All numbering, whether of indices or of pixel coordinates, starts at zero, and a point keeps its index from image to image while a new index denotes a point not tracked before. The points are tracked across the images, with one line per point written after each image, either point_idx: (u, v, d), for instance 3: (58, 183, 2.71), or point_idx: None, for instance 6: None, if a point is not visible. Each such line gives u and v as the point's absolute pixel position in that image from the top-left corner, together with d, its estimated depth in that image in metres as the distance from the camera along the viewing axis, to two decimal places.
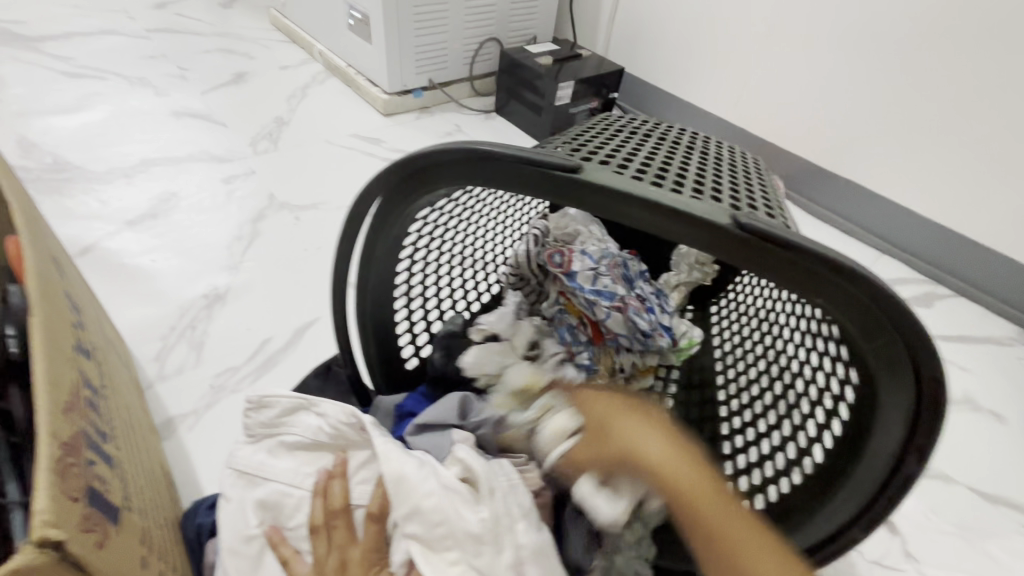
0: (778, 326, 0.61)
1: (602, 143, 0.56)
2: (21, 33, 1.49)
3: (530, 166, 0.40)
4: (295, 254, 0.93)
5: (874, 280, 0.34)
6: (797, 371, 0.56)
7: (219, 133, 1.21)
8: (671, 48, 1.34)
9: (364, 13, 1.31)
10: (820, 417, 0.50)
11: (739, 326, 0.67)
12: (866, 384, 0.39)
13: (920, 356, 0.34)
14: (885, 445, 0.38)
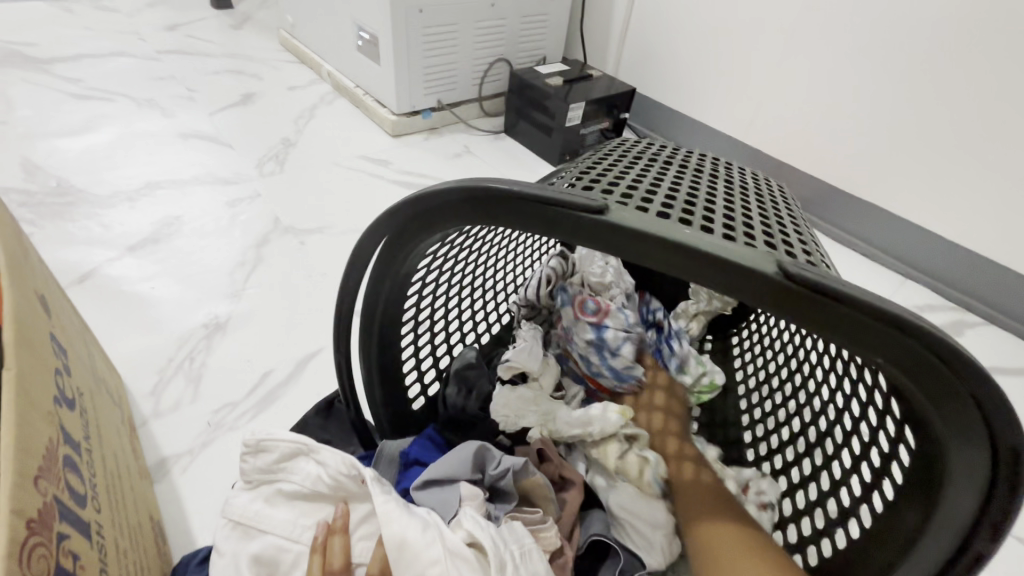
0: (810, 367, 0.58)
1: (621, 172, 0.52)
2: (31, 55, 1.49)
3: (547, 205, 0.37)
4: (299, 280, 0.90)
5: (947, 341, 0.30)
6: (835, 420, 0.53)
7: (225, 154, 1.19)
8: (683, 68, 1.32)
9: (372, 34, 1.30)
10: (865, 475, 0.47)
11: (766, 362, 0.64)
12: (931, 451, 0.35)
13: (997, 425, 0.30)
14: (953, 523, 0.34)
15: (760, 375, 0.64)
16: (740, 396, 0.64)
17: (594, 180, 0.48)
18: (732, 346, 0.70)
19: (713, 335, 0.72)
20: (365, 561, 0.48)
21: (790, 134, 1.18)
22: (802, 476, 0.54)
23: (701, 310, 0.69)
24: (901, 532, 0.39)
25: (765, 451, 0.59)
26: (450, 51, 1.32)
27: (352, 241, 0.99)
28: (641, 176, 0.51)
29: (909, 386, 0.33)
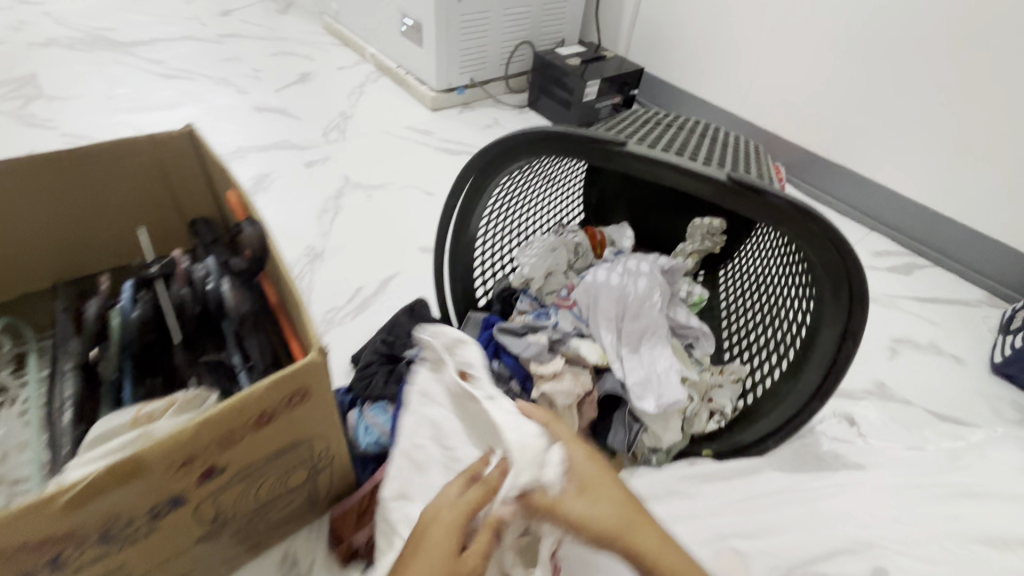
0: (769, 278, 0.80)
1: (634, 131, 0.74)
2: (116, 39, 1.71)
3: (595, 143, 0.59)
4: (373, 223, 1.13)
5: (828, 220, 0.52)
6: (779, 307, 0.75)
7: (295, 125, 1.41)
8: (685, 49, 1.51)
9: (416, 20, 1.50)
10: (793, 332, 0.69)
11: (741, 282, 0.85)
12: (819, 291, 0.58)
13: (848, 260, 0.53)
14: (832, 329, 0.56)
15: (736, 291, 0.85)
16: (721, 308, 0.86)
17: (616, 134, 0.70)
18: (720, 276, 0.90)
19: (705, 271, 0.92)
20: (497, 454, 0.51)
21: (775, 107, 1.38)
22: (757, 349, 0.75)
23: (696, 248, 0.86)
24: (807, 350, 0.61)
25: (735, 339, 0.80)
26: (482, 34, 1.52)
27: (409, 196, 1.22)
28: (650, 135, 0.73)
29: (806, 248, 0.56)
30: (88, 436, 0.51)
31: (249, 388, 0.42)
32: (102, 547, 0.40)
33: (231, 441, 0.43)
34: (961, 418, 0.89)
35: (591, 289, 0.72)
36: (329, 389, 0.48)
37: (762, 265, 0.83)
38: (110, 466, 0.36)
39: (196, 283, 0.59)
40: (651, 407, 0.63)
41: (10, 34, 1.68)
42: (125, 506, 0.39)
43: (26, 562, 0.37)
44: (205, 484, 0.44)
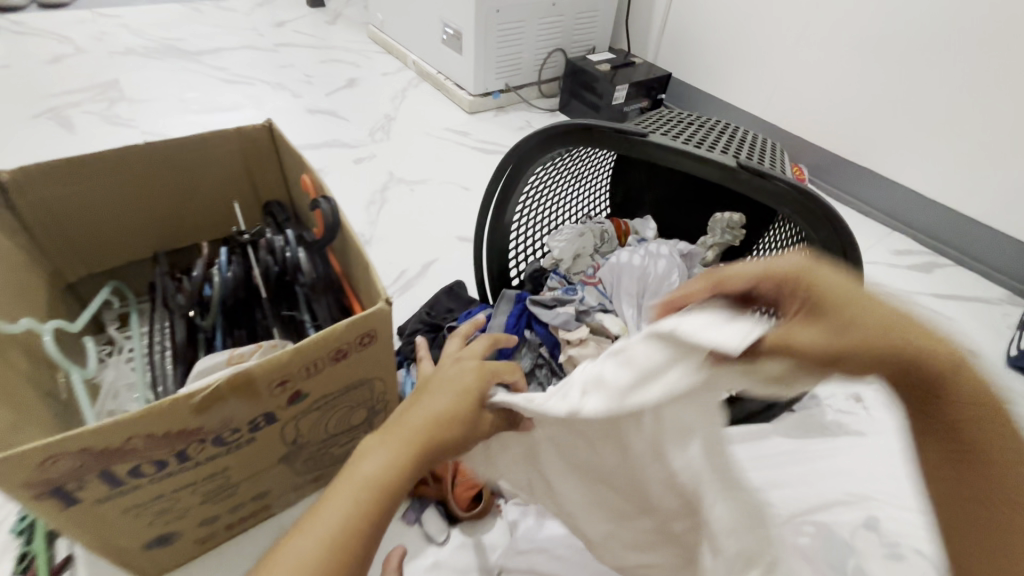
0: None
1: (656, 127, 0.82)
2: (185, 49, 1.88)
3: (620, 134, 0.67)
4: (415, 214, 1.24)
5: (825, 201, 0.60)
6: None
7: (344, 125, 1.54)
8: (712, 55, 1.58)
9: (456, 29, 1.61)
10: None
11: None
12: None
13: (843, 233, 0.59)
14: None
15: None
16: None
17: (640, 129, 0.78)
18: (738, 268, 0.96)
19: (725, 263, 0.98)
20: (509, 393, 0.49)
21: (799, 110, 1.43)
22: None
23: (716, 241, 0.92)
24: None
25: None
26: (518, 42, 1.62)
27: (448, 191, 1.33)
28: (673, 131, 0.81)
29: (807, 225, 0.62)
30: (195, 368, 0.62)
31: (333, 326, 0.52)
32: (216, 447, 0.51)
33: (315, 369, 0.53)
34: None
35: (614, 269, 0.80)
36: (391, 334, 0.58)
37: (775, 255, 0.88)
38: (232, 376, 0.46)
39: (276, 252, 0.69)
40: None
41: (93, 43, 1.87)
42: (236, 414, 0.49)
43: (165, 450, 0.47)
44: (293, 406, 0.54)
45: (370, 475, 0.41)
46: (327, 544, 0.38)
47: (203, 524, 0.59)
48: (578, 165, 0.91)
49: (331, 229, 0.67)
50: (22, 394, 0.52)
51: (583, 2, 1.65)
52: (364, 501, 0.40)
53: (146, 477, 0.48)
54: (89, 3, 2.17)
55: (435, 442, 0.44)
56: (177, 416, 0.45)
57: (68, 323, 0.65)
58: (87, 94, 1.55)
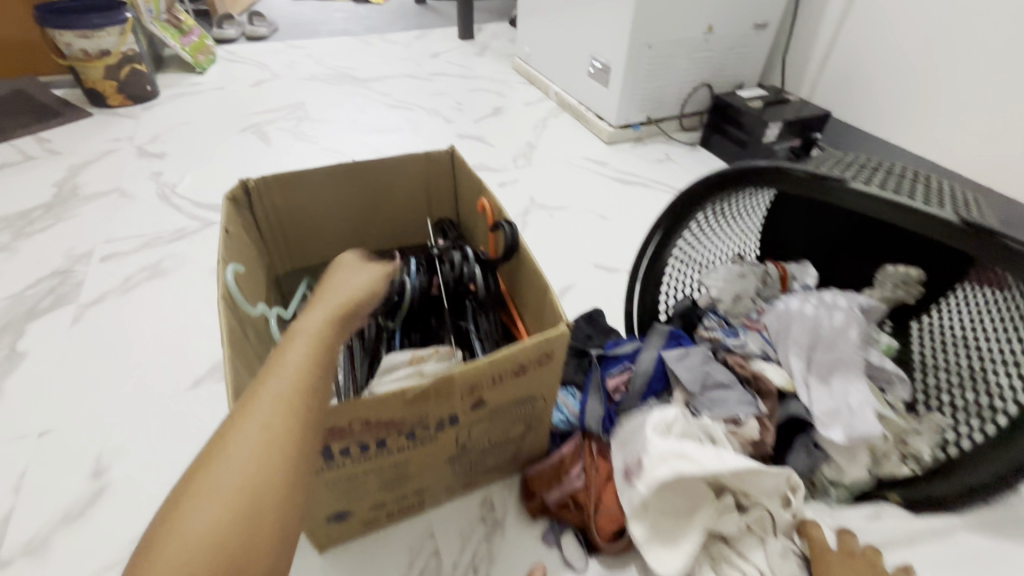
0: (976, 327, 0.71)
1: (843, 164, 0.77)
2: (356, 76, 2.14)
3: (817, 178, 0.65)
4: (555, 239, 1.28)
5: None
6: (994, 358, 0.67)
7: (489, 151, 1.64)
8: (882, 95, 1.47)
9: (604, 63, 1.64)
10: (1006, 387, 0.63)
11: (943, 327, 0.77)
12: None
13: None
14: None
15: (934, 339, 0.77)
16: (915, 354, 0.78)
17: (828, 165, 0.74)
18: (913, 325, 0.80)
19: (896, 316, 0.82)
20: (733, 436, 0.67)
21: (987, 159, 1.28)
22: (956, 404, 0.70)
23: (885, 295, 0.79)
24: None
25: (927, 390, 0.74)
26: (666, 76, 1.63)
27: (585, 219, 1.35)
28: (864, 171, 0.75)
29: None
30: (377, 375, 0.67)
31: (522, 342, 0.55)
32: (408, 440, 0.56)
33: (500, 381, 0.57)
34: None
35: (783, 316, 0.75)
36: (564, 357, 0.60)
37: (962, 311, 0.74)
38: (439, 377, 0.51)
39: (454, 266, 0.75)
40: (839, 437, 0.66)
41: (285, 70, 2.19)
42: (433, 412, 0.54)
43: (372, 435, 0.53)
44: (474, 412, 0.58)
45: (302, 365, 0.43)
46: (283, 423, 0.39)
47: (374, 507, 0.65)
48: (746, 208, 0.88)
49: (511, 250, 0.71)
50: (253, 365, 0.62)
51: (738, 38, 1.62)
52: (303, 381, 0.42)
53: (351, 457, 0.54)
54: (283, 37, 2.55)
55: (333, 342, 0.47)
56: (393, 405, 0.50)
57: (284, 311, 0.75)
58: (279, 113, 1.81)
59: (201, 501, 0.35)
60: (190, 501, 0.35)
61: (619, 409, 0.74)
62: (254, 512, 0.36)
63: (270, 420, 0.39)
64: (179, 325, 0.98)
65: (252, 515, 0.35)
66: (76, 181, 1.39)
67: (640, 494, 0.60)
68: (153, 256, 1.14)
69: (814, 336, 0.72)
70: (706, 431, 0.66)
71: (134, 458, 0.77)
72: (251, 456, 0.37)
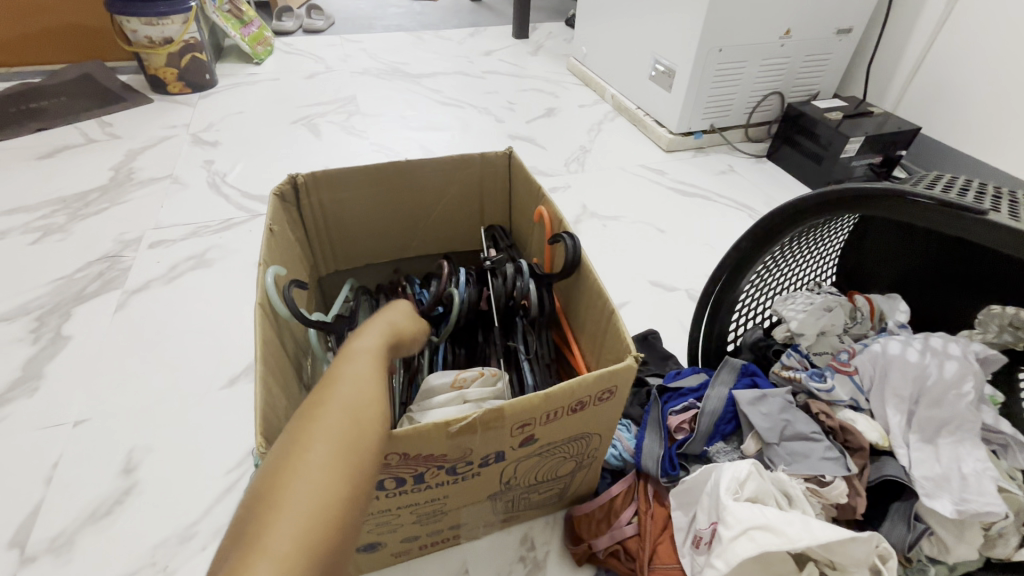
0: None
1: (972, 184, 0.65)
2: (408, 72, 2.12)
3: (948, 208, 0.54)
4: (606, 251, 1.20)
5: None
6: None
7: (541, 153, 1.57)
8: (980, 110, 1.32)
9: (668, 65, 1.55)
10: None
11: None
12: None
13: None
14: None
15: None
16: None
17: (957, 188, 0.62)
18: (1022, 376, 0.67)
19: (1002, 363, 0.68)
20: (813, 495, 0.59)
21: None
22: None
23: (987, 340, 0.65)
24: None
25: None
26: (734, 83, 1.52)
27: (641, 231, 1.27)
28: (1005, 195, 0.62)
29: None
30: (415, 407, 0.60)
31: (581, 376, 0.49)
32: (447, 476, 0.50)
33: (553, 417, 0.50)
34: None
35: (879, 359, 0.66)
36: (628, 394, 0.53)
37: None
38: (486, 411, 0.45)
39: (507, 280, 0.68)
40: (947, 509, 0.55)
41: (340, 64, 2.19)
42: (478, 447, 0.49)
43: (409, 470, 0.47)
44: (521, 449, 0.52)
45: (370, 385, 0.38)
46: (354, 445, 0.34)
47: (406, 539, 0.59)
48: (837, 228, 0.77)
49: (570, 266, 0.64)
50: (289, 375, 0.58)
51: (818, 44, 1.50)
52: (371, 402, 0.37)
53: (385, 490, 0.49)
54: (340, 31, 2.57)
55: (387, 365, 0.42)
56: (435, 441, 0.45)
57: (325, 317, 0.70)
58: (331, 106, 1.80)
59: (277, 525, 0.28)
60: (265, 523, 0.28)
61: (682, 450, 0.67)
62: (333, 543, 0.29)
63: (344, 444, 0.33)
64: (218, 318, 0.95)
65: (333, 540, 0.30)
66: (132, 166, 1.40)
67: (715, 571, 0.52)
68: (198, 246, 1.12)
69: (917, 388, 0.63)
70: (782, 488, 0.58)
71: (165, 456, 0.74)
72: (327, 474, 0.31)
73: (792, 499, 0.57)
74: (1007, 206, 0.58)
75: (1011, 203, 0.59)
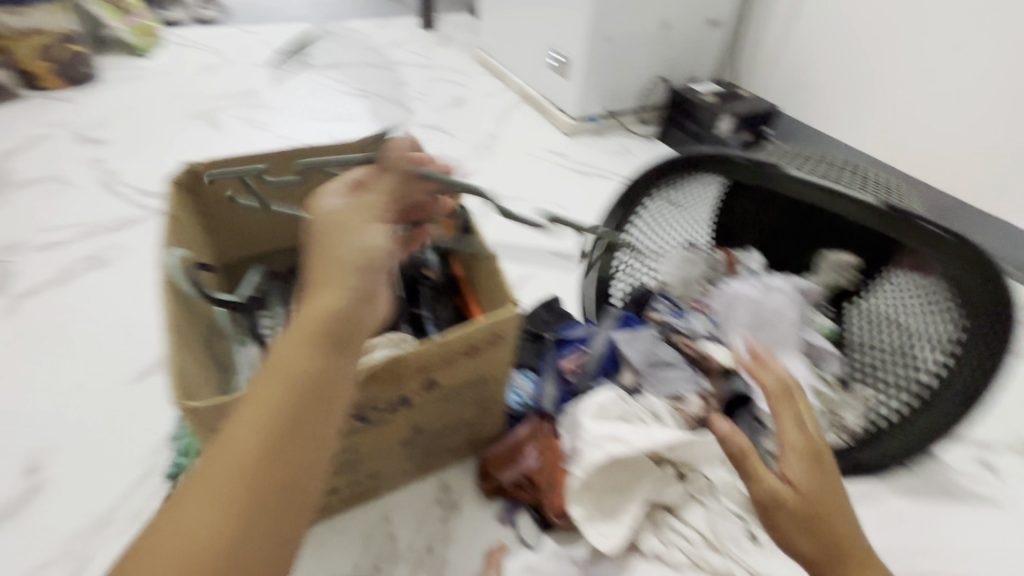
0: (886, 304, 0.77)
1: (783, 153, 0.82)
2: (312, 64, 2.09)
3: (759, 166, 0.68)
4: (514, 229, 1.29)
5: (981, 246, 0.59)
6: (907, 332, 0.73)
7: (450, 140, 1.63)
8: (823, 91, 1.54)
9: (564, 55, 1.66)
10: (921, 358, 0.70)
11: (857, 306, 0.82)
12: (974, 332, 0.62)
13: (993, 284, 0.59)
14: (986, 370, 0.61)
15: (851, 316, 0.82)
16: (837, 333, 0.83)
17: (772, 154, 0.79)
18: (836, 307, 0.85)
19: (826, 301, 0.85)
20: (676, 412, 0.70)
21: (919, 152, 1.35)
22: (874, 376, 0.76)
23: (823, 280, 0.83)
24: (949, 384, 0.65)
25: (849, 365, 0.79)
26: (623, 70, 1.66)
27: (545, 209, 1.37)
28: (805, 159, 0.80)
29: (948, 265, 0.61)
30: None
31: (472, 323, 0.56)
32: (360, 422, 0.56)
33: (451, 361, 0.57)
34: None
35: (727, 298, 0.79)
36: (516, 338, 0.61)
37: (876, 293, 0.80)
38: (390, 360, 0.52)
39: (408, 251, 0.76)
40: (777, 411, 0.70)
41: (238, 56, 2.11)
42: (384, 393, 0.54)
43: None
44: (428, 394, 0.59)
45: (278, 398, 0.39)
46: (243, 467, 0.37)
47: (329, 492, 0.65)
48: (697, 195, 0.90)
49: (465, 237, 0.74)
50: (198, 350, 0.60)
51: (693, 34, 1.67)
52: (281, 416, 0.39)
53: None
54: (237, 22, 2.46)
55: (341, 329, 0.43)
56: None
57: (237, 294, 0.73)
58: (232, 100, 1.75)
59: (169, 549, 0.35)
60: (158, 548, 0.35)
61: (574, 390, 0.77)
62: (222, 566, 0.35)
63: (229, 473, 0.36)
64: (120, 317, 0.93)
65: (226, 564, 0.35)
66: (7, 168, 1.30)
67: (576, 478, 0.61)
68: (93, 246, 1.08)
69: (756, 317, 0.76)
70: (651, 409, 0.69)
71: (75, 453, 0.74)
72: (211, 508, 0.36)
73: (657, 416, 0.68)
74: (802, 165, 0.74)
75: (805, 162, 0.76)
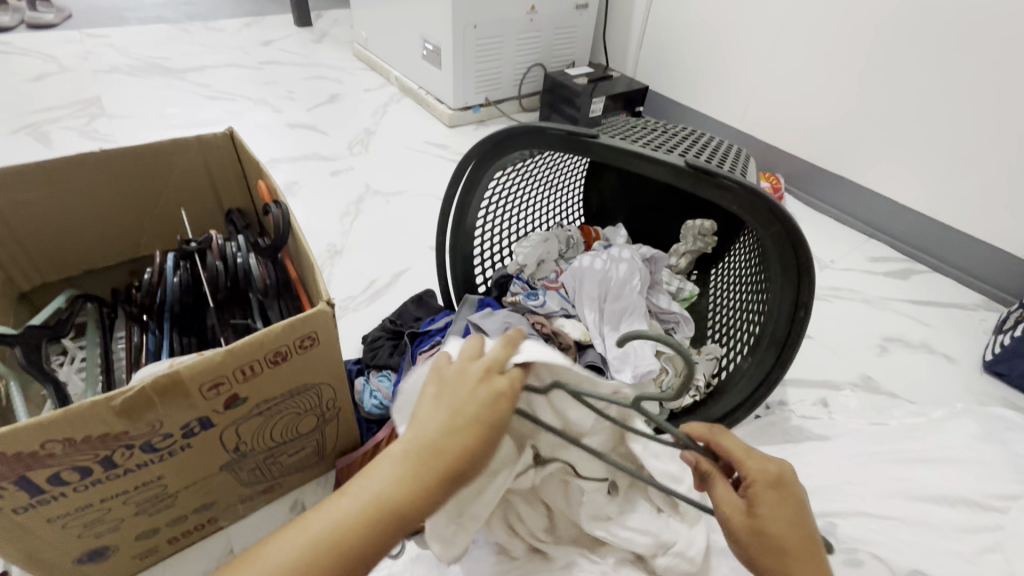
0: (739, 268, 0.83)
1: (618, 127, 0.80)
2: (169, 67, 1.91)
3: (575, 137, 0.66)
4: (388, 225, 1.23)
5: (775, 200, 0.58)
6: (745, 293, 0.78)
7: (322, 139, 1.54)
8: (685, 69, 1.60)
9: (434, 45, 1.62)
10: (751, 315, 0.74)
11: (723, 274, 0.87)
12: (772, 284, 0.64)
13: (792, 234, 0.59)
14: (784, 320, 0.64)
15: (719, 284, 0.87)
16: (707, 302, 0.88)
17: (603, 128, 0.76)
18: (710, 276, 0.91)
19: (699, 271, 0.92)
20: None
21: (770, 121, 1.44)
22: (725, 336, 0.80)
23: (688, 249, 0.88)
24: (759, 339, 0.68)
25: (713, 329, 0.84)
26: (496, 58, 1.65)
27: (423, 203, 1.32)
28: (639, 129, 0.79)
29: (752, 221, 0.61)
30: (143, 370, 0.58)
31: (269, 328, 0.50)
32: (146, 454, 0.50)
33: (252, 372, 0.52)
34: (931, 402, 0.91)
35: (576, 272, 0.79)
36: (335, 337, 0.56)
37: (736, 260, 0.85)
38: (156, 378, 0.45)
39: (227, 256, 0.68)
40: (629, 377, 0.69)
41: (79, 62, 1.89)
42: (166, 419, 0.48)
43: (86, 456, 0.46)
44: (229, 411, 0.53)
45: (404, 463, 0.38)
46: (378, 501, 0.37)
47: (141, 537, 0.57)
48: (550, 174, 0.89)
49: (283, 233, 0.67)
50: None
51: (562, 18, 1.68)
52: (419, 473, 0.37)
53: (70, 483, 0.47)
54: (79, 25, 2.20)
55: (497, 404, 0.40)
56: (99, 417, 0.44)
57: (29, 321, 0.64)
58: (68, 110, 1.56)
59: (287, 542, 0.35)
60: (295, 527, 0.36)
61: None
62: None
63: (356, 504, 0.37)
64: None
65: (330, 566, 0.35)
66: None
67: None
68: None
69: (603, 286, 0.77)
70: None
71: None
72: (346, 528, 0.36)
73: None
74: (629, 136, 0.72)
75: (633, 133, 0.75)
